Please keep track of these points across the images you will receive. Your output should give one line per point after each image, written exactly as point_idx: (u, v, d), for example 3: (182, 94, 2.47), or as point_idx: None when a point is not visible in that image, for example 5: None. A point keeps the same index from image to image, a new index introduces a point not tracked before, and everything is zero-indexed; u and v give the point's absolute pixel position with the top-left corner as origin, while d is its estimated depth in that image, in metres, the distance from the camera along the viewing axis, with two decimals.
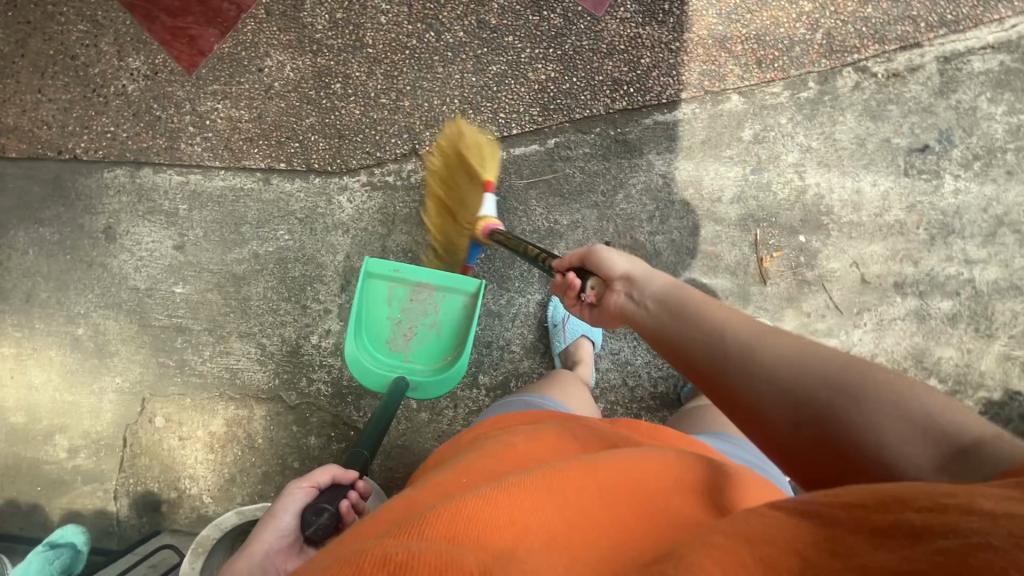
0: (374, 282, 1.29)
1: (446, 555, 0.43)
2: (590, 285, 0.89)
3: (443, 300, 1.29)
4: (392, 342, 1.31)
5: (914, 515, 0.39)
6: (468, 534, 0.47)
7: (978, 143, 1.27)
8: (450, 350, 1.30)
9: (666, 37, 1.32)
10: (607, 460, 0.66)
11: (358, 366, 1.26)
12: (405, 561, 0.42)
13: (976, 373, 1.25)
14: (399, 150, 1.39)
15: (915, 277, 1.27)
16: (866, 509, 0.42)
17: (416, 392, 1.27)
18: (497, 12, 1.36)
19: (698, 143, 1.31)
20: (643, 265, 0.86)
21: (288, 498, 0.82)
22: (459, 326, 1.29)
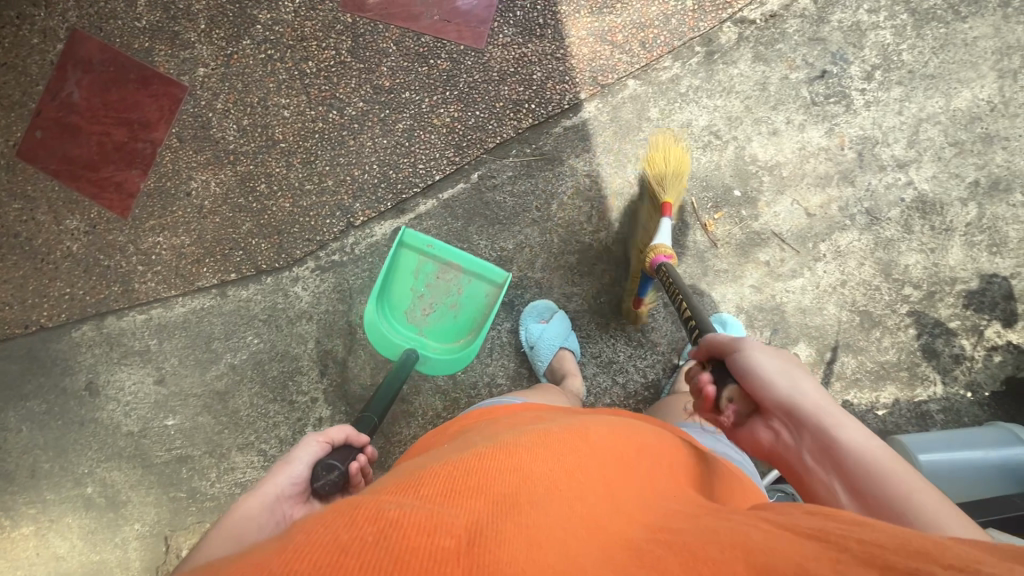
0: (406, 252, 1.31)
1: (436, 517, 0.45)
2: (729, 399, 0.66)
3: (466, 281, 1.32)
4: (412, 313, 1.34)
5: (938, 569, 0.37)
6: (456, 499, 0.50)
7: (871, 54, 1.29)
8: (467, 331, 1.33)
9: (550, 48, 1.36)
10: (601, 435, 0.68)
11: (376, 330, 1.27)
12: (398, 518, 0.44)
13: (947, 270, 1.25)
14: (337, 228, 1.42)
15: (856, 196, 1.28)
16: (886, 548, 0.41)
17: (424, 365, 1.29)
18: (388, 74, 1.41)
19: (611, 136, 1.34)
20: (808, 390, 0.63)
21: (301, 450, 0.86)
22: (478, 311, 1.31)
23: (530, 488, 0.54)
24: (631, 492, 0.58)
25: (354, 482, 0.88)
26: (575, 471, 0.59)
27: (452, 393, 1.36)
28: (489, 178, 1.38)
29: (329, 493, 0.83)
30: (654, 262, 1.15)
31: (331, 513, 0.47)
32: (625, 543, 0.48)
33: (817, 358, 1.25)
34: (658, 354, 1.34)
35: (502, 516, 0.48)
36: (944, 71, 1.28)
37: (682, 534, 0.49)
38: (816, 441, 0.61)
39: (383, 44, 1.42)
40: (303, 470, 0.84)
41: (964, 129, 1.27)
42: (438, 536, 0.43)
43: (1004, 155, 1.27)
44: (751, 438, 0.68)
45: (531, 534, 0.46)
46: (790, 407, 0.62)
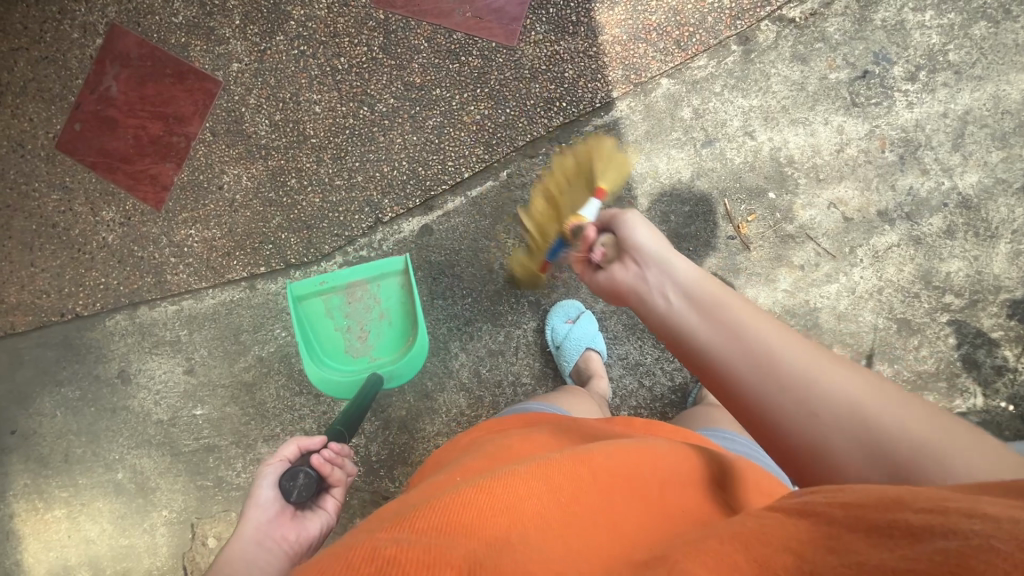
0: (307, 303, 1.30)
1: (433, 550, 0.44)
2: (602, 243, 0.85)
3: (375, 289, 1.33)
4: (352, 349, 1.34)
5: (912, 515, 0.38)
6: (452, 527, 0.48)
7: (916, 54, 1.25)
8: (408, 331, 1.34)
9: (582, 46, 1.34)
10: (602, 447, 0.66)
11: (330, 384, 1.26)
12: (394, 555, 0.43)
13: (991, 278, 1.21)
14: (365, 224, 1.43)
15: (897, 200, 1.24)
16: (868, 508, 0.41)
17: (391, 378, 1.29)
18: (419, 71, 1.41)
19: (643, 134, 1.32)
20: (663, 243, 0.79)
21: (263, 476, 0.87)
22: (403, 305, 1.33)
23: (528, 514, 0.52)
24: (627, 511, 0.57)
25: (334, 472, 0.90)
26: (577, 490, 0.57)
27: (476, 391, 1.35)
28: (518, 177, 1.37)
29: (309, 496, 0.85)
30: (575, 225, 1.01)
31: (327, 555, 0.46)
32: (627, 568, 0.47)
33: None
34: None
35: (505, 549, 0.47)
36: (993, 72, 1.23)
37: (684, 543, 0.48)
38: (686, 293, 0.73)
39: (414, 41, 1.42)
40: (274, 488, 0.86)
41: (1012, 132, 1.23)
42: (437, 568, 0.41)
43: None
44: (613, 283, 0.83)
45: (529, 565, 0.45)
46: (644, 252, 0.79)
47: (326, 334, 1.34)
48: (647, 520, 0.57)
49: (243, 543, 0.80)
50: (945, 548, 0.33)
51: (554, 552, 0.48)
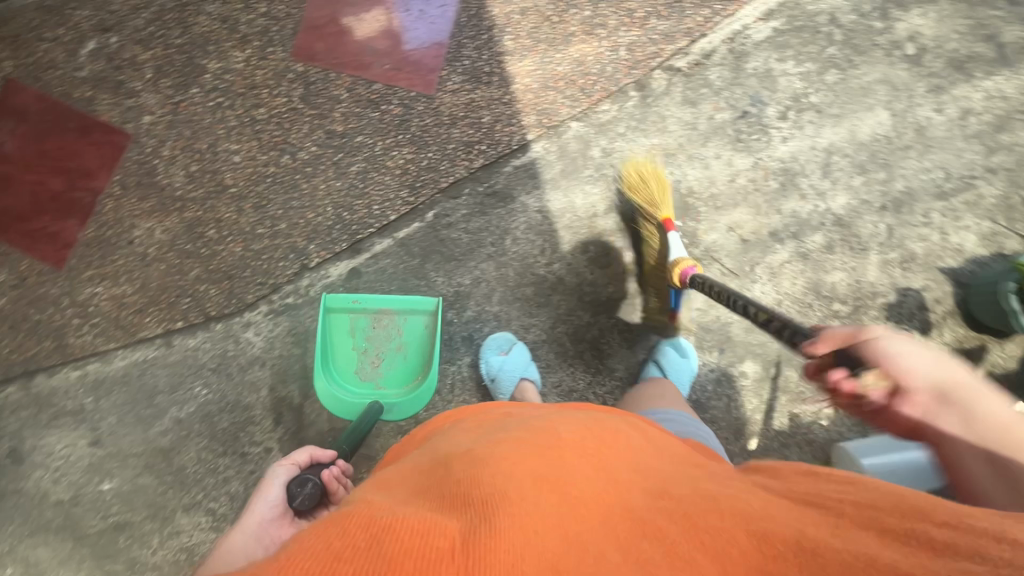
0: (335, 317, 1.34)
1: (428, 521, 0.52)
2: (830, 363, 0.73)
3: (402, 322, 1.35)
4: (363, 371, 1.36)
5: (935, 531, 0.46)
6: (465, 501, 0.56)
7: (784, 96, 1.43)
8: (420, 369, 1.36)
9: (497, 94, 1.43)
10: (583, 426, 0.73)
11: (333, 400, 1.32)
12: (389, 525, 0.51)
13: (868, 285, 1.36)
14: (290, 270, 1.40)
15: (783, 221, 1.38)
16: (884, 512, 0.50)
17: (391, 413, 1.33)
18: (340, 119, 1.44)
19: (559, 173, 1.42)
20: (931, 361, 0.70)
21: (274, 476, 0.98)
22: (424, 345, 1.36)
23: (533, 477, 0.59)
24: (623, 475, 0.63)
25: (340, 488, 0.99)
26: (567, 458, 0.64)
27: (414, 432, 1.35)
28: (444, 218, 1.41)
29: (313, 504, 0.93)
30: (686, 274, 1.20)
31: (332, 520, 0.54)
32: (620, 518, 0.55)
33: (762, 372, 1.34)
34: (617, 380, 1.36)
35: (497, 505, 0.54)
36: (847, 110, 1.42)
37: (669, 509, 0.55)
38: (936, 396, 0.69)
39: (334, 91, 1.45)
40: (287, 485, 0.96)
41: (868, 161, 1.40)
42: (433, 539, 0.50)
43: (905, 182, 1.38)
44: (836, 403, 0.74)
45: (521, 521, 0.52)
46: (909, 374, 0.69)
47: (344, 352, 1.37)
48: (635, 471, 0.65)
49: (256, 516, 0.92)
50: (965, 568, 0.41)
51: (548, 504, 0.55)
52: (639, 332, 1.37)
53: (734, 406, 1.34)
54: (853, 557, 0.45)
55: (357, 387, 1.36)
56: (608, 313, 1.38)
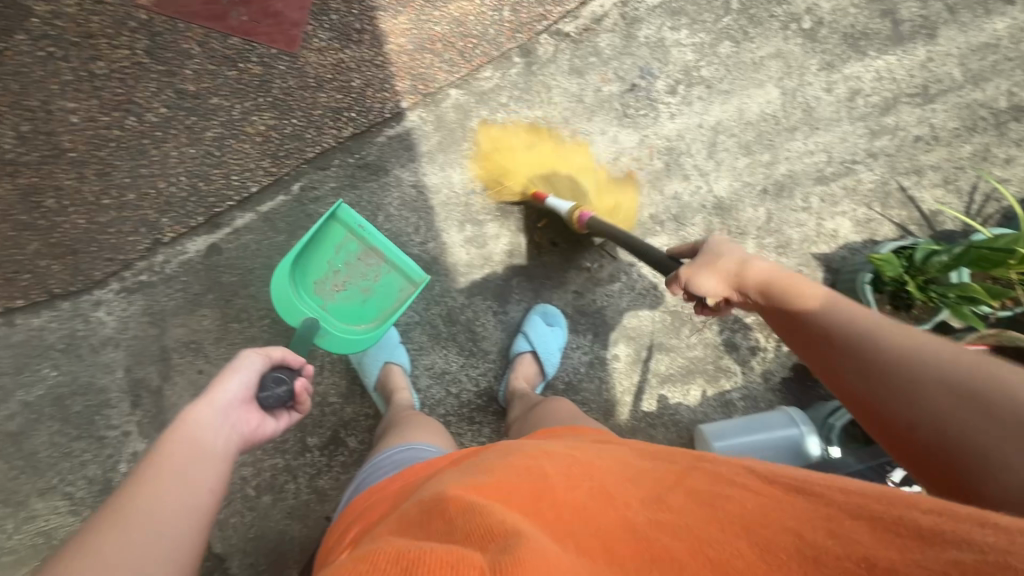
0: (334, 225, 1.21)
1: (450, 554, 0.47)
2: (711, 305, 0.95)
3: (385, 273, 1.23)
4: (322, 286, 1.22)
5: (920, 515, 0.45)
6: (469, 529, 0.52)
7: (675, 69, 1.36)
8: (371, 324, 1.22)
9: (368, 54, 1.32)
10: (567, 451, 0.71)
11: (278, 290, 1.16)
12: (413, 559, 0.46)
13: None
14: (143, 246, 1.30)
15: (665, 203, 1.35)
16: (869, 498, 0.48)
17: (321, 339, 1.17)
18: (193, 77, 1.30)
19: (435, 145, 1.34)
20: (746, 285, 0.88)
21: (244, 358, 0.85)
22: (388, 307, 1.23)
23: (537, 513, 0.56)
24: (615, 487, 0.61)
25: (307, 401, 0.89)
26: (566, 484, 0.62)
27: None
28: (311, 191, 1.32)
29: (278, 404, 0.84)
30: (581, 222, 1.21)
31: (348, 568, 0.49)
32: (630, 542, 0.53)
33: (634, 355, 1.34)
34: (491, 362, 1.34)
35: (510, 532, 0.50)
36: (737, 87, 1.37)
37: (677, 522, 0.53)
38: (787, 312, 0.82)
39: (185, 45, 1.30)
40: (251, 377, 0.84)
41: (754, 141, 1.36)
42: (461, 567, 0.45)
43: (787, 165, 1.36)
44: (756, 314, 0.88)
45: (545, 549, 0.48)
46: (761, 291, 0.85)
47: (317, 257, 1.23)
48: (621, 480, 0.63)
49: (206, 408, 0.78)
50: (959, 560, 0.41)
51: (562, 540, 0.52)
52: (514, 315, 1.34)
53: (605, 388, 1.34)
54: (847, 560, 0.45)
55: (306, 295, 1.21)
56: (483, 293, 1.34)
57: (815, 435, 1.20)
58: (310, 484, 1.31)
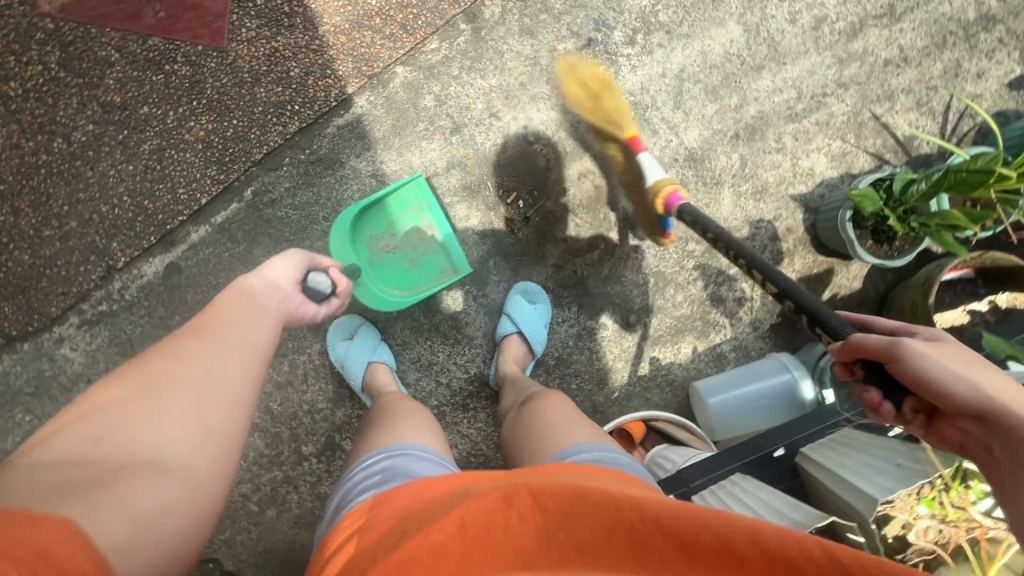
0: (407, 188, 1.22)
1: None
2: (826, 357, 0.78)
3: (436, 251, 1.24)
4: (377, 241, 1.24)
5: None
6: None
7: (631, 18, 1.30)
8: (403, 292, 1.23)
9: (302, 39, 1.24)
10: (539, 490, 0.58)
11: (338, 231, 1.15)
12: None
13: (722, 221, 1.32)
14: (96, 274, 1.22)
15: (636, 161, 1.30)
16: None
17: (361, 291, 1.18)
18: (116, 87, 1.20)
19: (390, 129, 1.27)
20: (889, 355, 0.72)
21: (289, 253, 0.95)
22: (427, 280, 1.24)
23: None
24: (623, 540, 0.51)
25: (343, 290, 1.00)
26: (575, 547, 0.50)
27: (272, 427, 1.28)
28: (265, 194, 1.24)
29: (316, 290, 0.94)
30: (671, 196, 1.16)
31: None
32: None
33: (621, 321, 1.32)
34: (477, 347, 1.31)
35: None
36: (698, 29, 1.30)
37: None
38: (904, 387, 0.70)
39: (101, 52, 1.20)
40: (293, 266, 0.93)
41: (720, 85, 1.31)
42: None
43: (756, 106, 1.31)
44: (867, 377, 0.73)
45: None
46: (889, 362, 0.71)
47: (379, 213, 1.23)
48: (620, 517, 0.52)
49: (259, 281, 0.88)
50: None
51: None
52: (495, 297, 1.31)
53: (596, 357, 1.32)
54: None
55: (360, 244, 1.22)
56: (461, 278, 1.30)
57: (808, 378, 1.20)
58: (313, 492, 1.29)
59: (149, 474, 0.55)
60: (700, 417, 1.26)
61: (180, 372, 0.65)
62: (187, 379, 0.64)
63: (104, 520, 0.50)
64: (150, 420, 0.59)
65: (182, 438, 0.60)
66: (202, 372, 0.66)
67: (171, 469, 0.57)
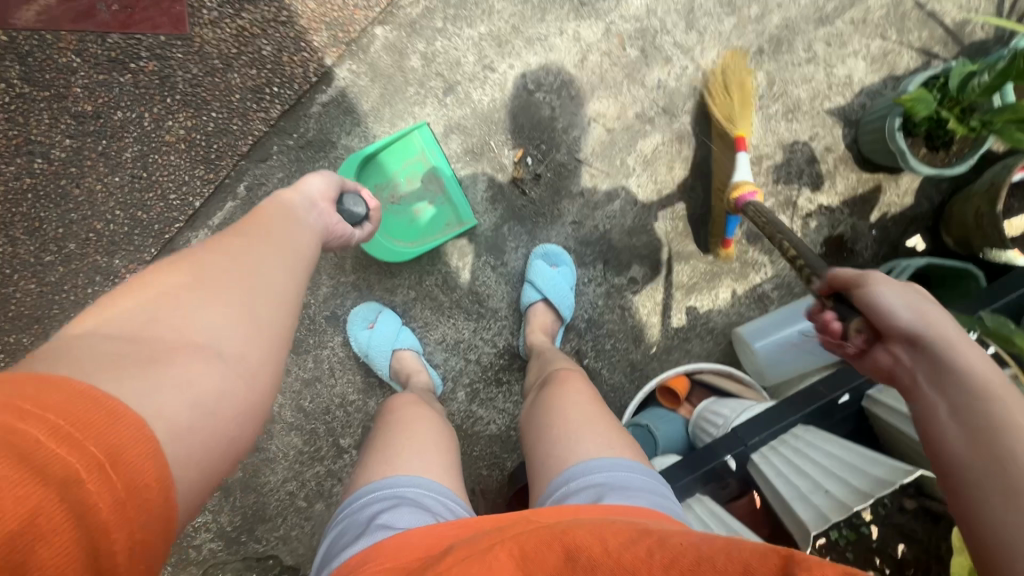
0: (410, 138, 1.15)
1: None
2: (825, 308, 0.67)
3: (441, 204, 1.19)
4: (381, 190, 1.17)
5: None
6: None
7: None
8: (410, 244, 1.18)
9: (268, 12, 1.13)
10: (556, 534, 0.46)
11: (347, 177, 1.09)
12: None
13: (752, 150, 1.21)
14: (103, 293, 1.17)
15: (650, 96, 1.20)
16: None
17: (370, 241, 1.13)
18: (85, 96, 1.13)
19: (379, 98, 1.17)
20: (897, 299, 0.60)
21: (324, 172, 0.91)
22: (431, 233, 1.19)
23: None
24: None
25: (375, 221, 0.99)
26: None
27: (307, 425, 1.24)
28: (259, 186, 1.17)
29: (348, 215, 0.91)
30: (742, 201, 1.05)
31: None
32: None
33: (652, 273, 1.23)
34: (503, 319, 1.25)
35: None
36: None
37: None
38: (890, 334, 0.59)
39: (63, 59, 1.12)
40: (329, 186, 0.89)
41: None
42: None
43: (779, 14, 1.19)
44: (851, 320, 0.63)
45: None
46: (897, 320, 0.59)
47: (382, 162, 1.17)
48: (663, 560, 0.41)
49: (295, 195, 0.82)
50: None
51: None
52: (515, 265, 1.23)
53: (629, 315, 1.24)
54: None
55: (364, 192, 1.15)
56: (477, 248, 1.23)
57: None
58: None
59: (204, 359, 0.51)
60: (746, 361, 1.19)
61: (232, 268, 0.60)
62: (240, 272, 0.60)
63: (161, 398, 0.46)
64: (194, 308, 0.54)
65: (232, 328, 0.55)
66: (253, 267, 0.61)
67: (228, 356, 0.53)
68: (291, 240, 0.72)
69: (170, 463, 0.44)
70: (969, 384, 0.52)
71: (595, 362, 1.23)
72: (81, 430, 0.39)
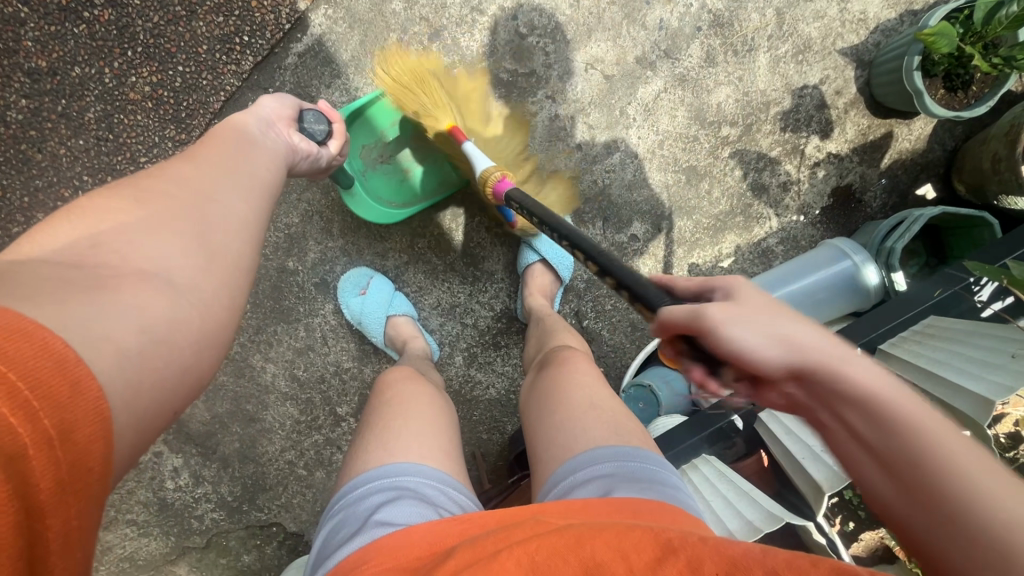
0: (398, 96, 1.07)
1: None
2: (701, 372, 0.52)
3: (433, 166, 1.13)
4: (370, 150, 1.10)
5: None
6: None
7: None
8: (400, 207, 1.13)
9: None
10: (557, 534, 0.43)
11: None
12: None
13: (758, 95, 1.15)
14: None
15: (651, 39, 1.13)
16: None
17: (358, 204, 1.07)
18: (37, 50, 1.03)
19: (359, 47, 1.09)
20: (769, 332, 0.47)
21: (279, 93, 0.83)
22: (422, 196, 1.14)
23: None
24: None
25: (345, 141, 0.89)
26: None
27: (302, 394, 1.20)
28: None
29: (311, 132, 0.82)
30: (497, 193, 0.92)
31: None
32: None
33: (653, 231, 1.16)
34: (498, 281, 1.21)
35: None
36: None
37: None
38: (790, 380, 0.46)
39: (8, 10, 1.02)
40: (288, 109, 0.82)
41: None
42: None
43: None
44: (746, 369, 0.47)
45: None
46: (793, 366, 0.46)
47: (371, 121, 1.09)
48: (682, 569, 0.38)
49: (249, 118, 0.76)
50: None
51: None
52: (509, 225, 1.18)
53: None
54: None
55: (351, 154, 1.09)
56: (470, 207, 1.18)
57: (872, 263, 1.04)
58: None
59: (153, 283, 0.47)
60: None
61: (185, 198, 0.56)
62: (194, 203, 0.56)
63: (108, 324, 0.41)
64: (147, 241, 0.50)
65: (184, 257, 0.51)
66: (210, 196, 0.58)
67: (179, 283, 0.49)
68: (238, 163, 0.66)
69: (115, 395, 0.39)
70: (850, 390, 0.44)
71: (595, 322, 1.20)
72: (40, 396, 0.33)
